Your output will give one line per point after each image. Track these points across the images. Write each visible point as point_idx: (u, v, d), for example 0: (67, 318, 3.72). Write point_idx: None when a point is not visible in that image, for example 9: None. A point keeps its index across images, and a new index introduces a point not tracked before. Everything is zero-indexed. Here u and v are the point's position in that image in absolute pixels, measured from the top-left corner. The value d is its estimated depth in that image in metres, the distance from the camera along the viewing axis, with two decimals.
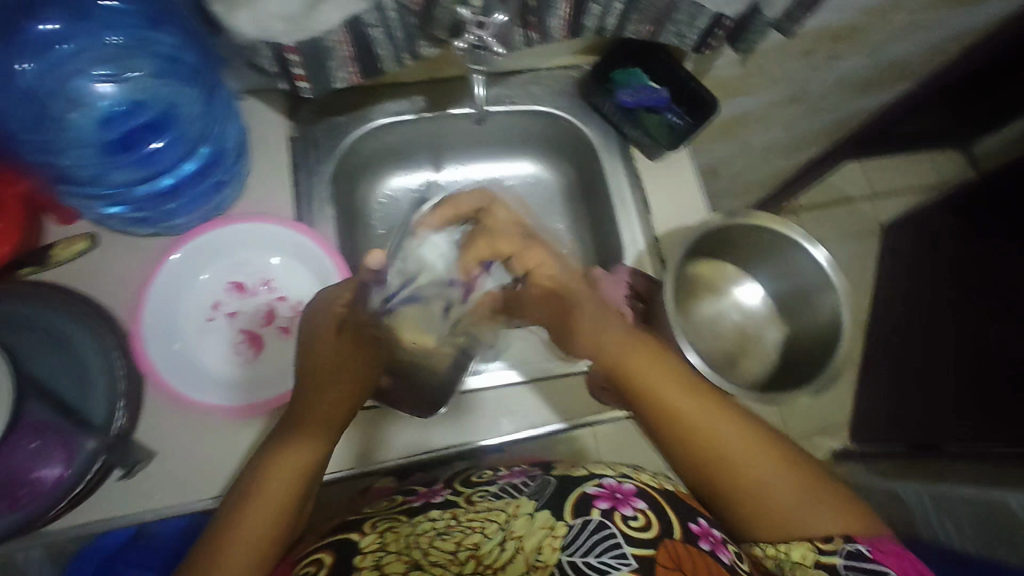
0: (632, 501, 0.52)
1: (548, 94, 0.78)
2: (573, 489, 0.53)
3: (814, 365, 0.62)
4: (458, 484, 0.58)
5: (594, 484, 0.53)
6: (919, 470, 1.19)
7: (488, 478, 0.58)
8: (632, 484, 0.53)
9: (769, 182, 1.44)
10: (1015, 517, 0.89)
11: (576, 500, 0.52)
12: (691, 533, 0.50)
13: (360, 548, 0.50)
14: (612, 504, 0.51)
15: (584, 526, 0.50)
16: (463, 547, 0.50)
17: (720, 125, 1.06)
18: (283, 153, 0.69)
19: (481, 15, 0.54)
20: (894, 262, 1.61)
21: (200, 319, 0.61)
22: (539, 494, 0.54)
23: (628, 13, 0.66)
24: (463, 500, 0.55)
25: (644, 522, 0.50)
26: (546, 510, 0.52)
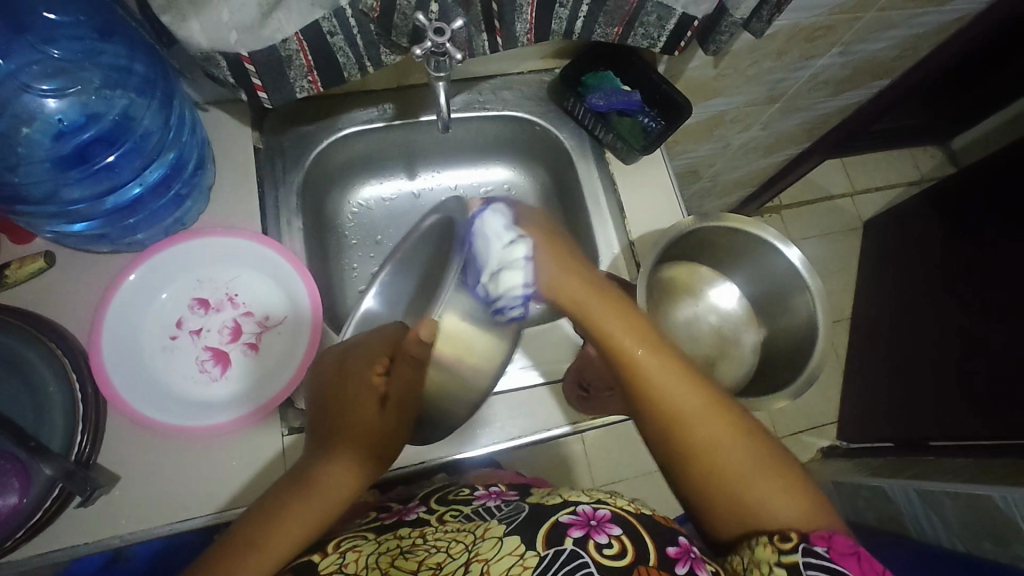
0: (606, 527, 0.49)
1: (520, 99, 0.77)
2: (548, 519, 0.51)
3: (792, 368, 0.62)
4: (434, 501, 0.59)
5: (568, 513, 0.51)
6: (906, 467, 1.19)
7: (466, 497, 0.58)
8: (606, 511, 0.51)
9: (749, 180, 1.44)
10: (1000, 512, 0.89)
11: (549, 529, 0.49)
12: (667, 556, 0.47)
13: (319, 567, 0.48)
14: (586, 530, 0.48)
15: (557, 556, 0.47)
16: (425, 566, 0.48)
17: (698, 126, 1.06)
18: (249, 165, 0.67)
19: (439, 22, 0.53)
20: (877, 258, 1.62)
21: (163, 338, 0.59)
22: (510, 519, 0.52)
23: (594, 15, 0.65)
24: (434, 519, 0.55)
25: (618, 548, 0.47)
26: (515, 537, 0.49)
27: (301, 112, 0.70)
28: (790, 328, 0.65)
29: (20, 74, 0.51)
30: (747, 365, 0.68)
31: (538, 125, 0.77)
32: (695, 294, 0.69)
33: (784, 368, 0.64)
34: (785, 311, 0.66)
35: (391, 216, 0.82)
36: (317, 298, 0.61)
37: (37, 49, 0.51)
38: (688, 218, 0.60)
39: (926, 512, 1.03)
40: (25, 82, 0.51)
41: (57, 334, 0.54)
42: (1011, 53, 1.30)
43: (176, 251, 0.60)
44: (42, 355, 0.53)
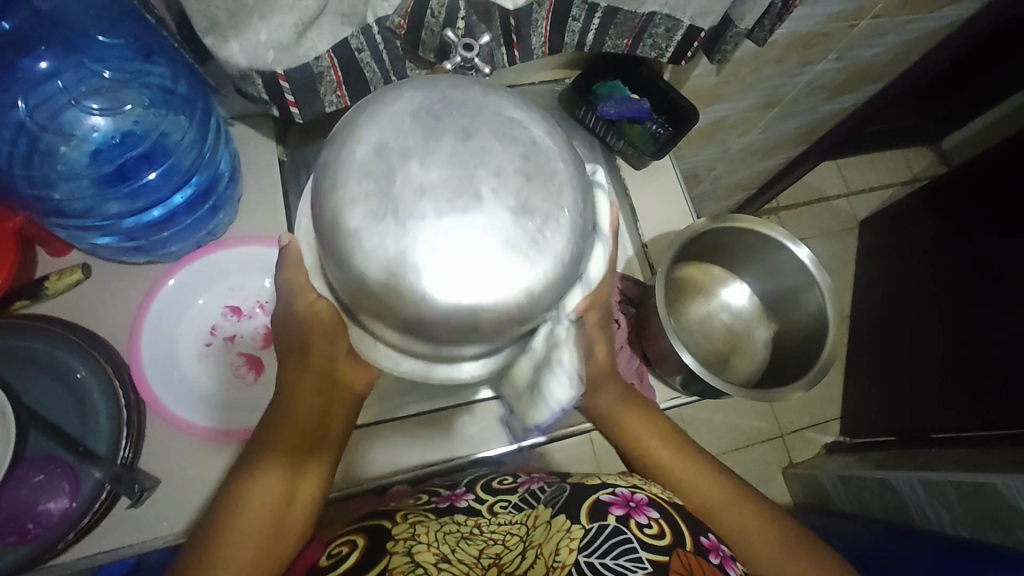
0: (646, 510, 0.55)
1: (533, 108, 0.80)
2: (586, 497, 0.56)
3: (804, 361, 0.64)
4: (480, 489, 0.61)
5: (607, 492, 0.56)
6: (909, 459, 1.22)
7: (510, 486, 0.61)
8: (643, 494, 0.57)
9: (749, 183, 1.48)
10: (1002, 499, 0.92)
11: (591, 505, 0.55)
12: (701, 548, 0.53)
13: (392, 535, 0.54)
14: (626, 511, 0.54)
15: (600, 530, 0.53)
16: (486, 555, 0.54)
17: (700, 131, 1.09)
18: (274, 176, 0.69)
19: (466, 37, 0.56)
20: (873, 257, 1.65)
21: (198, 345, 0.60)
22: (555, 501, 0.58)
23: (606, 28, 0.68)
24: (487, 509, 0.59)
25: (658, 530, 0.53)
26: (562, 515, 0.55)
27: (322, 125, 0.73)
28: (799, 323, 0.68)
29: (73, 91, 0.55)
30: (759, 360, 0.71)
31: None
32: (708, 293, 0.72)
33: (796, 361, 0.66)
34: (794, 306, 0.69)
35: None
36: None
37: (89, 68, 0.54)
38: (703, 219, 0.62)
39: (931, 502, 1.06)
40: (76, 98, 0.55)
41: (100, 343, 0.56)
42: (996, 55, 1.35)
43: (214, 259, 0.63)
44: (86, 364, 0.55)
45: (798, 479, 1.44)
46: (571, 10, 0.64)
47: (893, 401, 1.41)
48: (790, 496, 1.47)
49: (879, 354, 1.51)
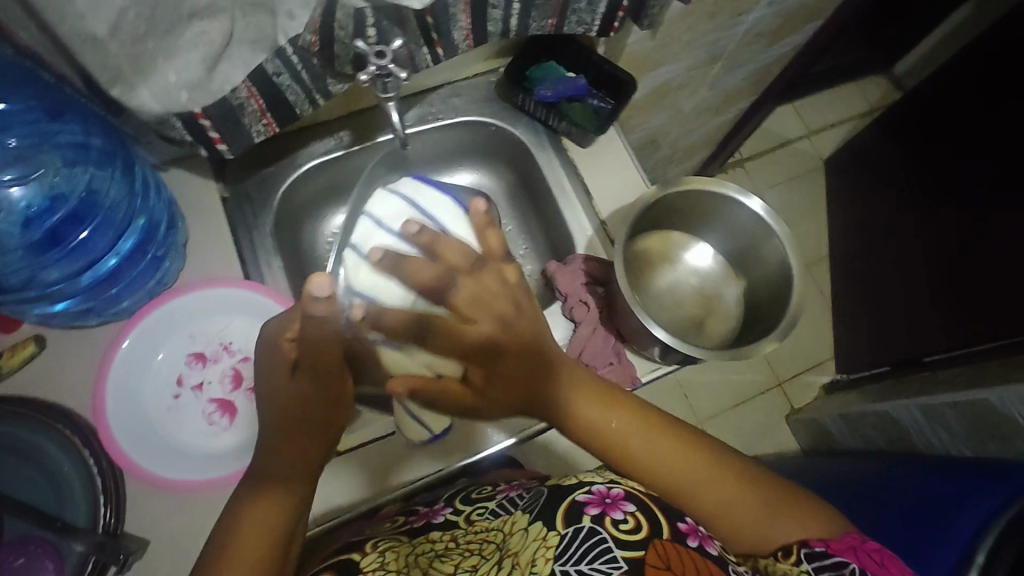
0: (622, 505, 0.54)
1: (471, 103, 0.79)
2: (564, 499, 0.55)
3: (776, 312, 0.64)
4: (458, 501, 0.65)
5: (583, 492, 0.55)
6: (906, 386, 1.23)
7: (488, 494, 0.64)
8: (620, 489, 0.55)
9: (708, 140, 1.47)
10: (998, 412, 0.93)
11: (567, 506, 0.54)
12: (679, 532, 0.53)
13: (362, 566, 0.57)
14: (601, 510, 0.53)
15: (575, 534, 0.51)
16: (461, 568, 0.56)
17: (647, 97, 1.08)
18: (218, 215, 0.68)
19: (377, 45, 0.54)
20: (844, 193, 1.66)
21: (167, 398, 0.60)
22: (533, 506, 0.57)
23: (527, 11, 0.67)
24: (463, 521, 0.61)
25: (634, 525, 0.52)
26: (538, 522, 0.54)
27: (262, 153, 0.72)
28: (765, 276, 0.68)
29: None
30: (733, 321, 0.71)
31: (492, 125, 0.79)
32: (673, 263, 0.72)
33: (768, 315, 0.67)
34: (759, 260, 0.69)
35: None
36: None
37: None
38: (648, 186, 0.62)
39: (931, 425, 1.07)
40: None
41: (64, 415, 0.55)
42: None
43: (166, 309, 0.61)
44: (53, 438, 0.54)
45: (802, 424, 1.45)
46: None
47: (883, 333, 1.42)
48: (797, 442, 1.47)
49: (862, 289, 1.52)
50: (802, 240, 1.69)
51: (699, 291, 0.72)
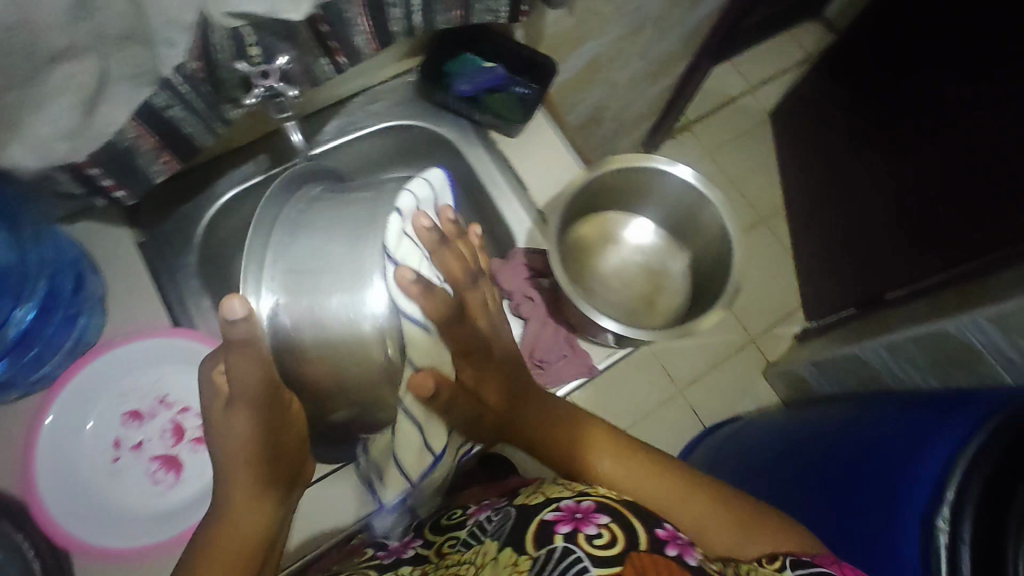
0: (593, 519, 0.52)
1: (392, 108, 0.76)
2: (534, 520, 0.56)
3: (720, 280, 0.64)
4: (429, 532, 0.70)
5: (552, 510, 0.56)
6: (871, 326, 1.24)
7: (459, 522, 0.68)
8: (589, 501, 0.56)
9: (649, 110, 1.47)
10: (958, 341, 0.94)
11: (537, 530, 0.54)
12: (657, 541, 0.51)
13: None
14: (572, 526, 0.53)
15: (547, 555, 0.49)
16: None
17: (578, 75, 1.06)
18: (138, 262, 0.65)
19: (262, 65, 0.53)
20: (792, 143, 1.66)
21: (105, 464, 0.57)
22: (501, 530, 0.59)
23: (430, 5, 0.64)
24: (432, 556, 0.65)
25: (608, 538, 0.51)
26: (507, 548, 0.55)
27: (177, 191, 0.68)
28: (706, 244, 0.67)
29: None
30: (680, 293, 0.71)
31: (416, 127, 0.76)
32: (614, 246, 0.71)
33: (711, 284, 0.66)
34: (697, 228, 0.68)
35: None
36: None
37: None
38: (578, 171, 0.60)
39: (898, 362, 1.09)
40: None
41: None
42: None
43: (92, 370, 0.58)
44: None
45: (780, 377, 1.46)
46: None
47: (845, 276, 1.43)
48: (778, 395, 1.49)
49: (820, 235, 1.53)
50: (757, 196, 1.70)
51: (644, 268, 0.71)
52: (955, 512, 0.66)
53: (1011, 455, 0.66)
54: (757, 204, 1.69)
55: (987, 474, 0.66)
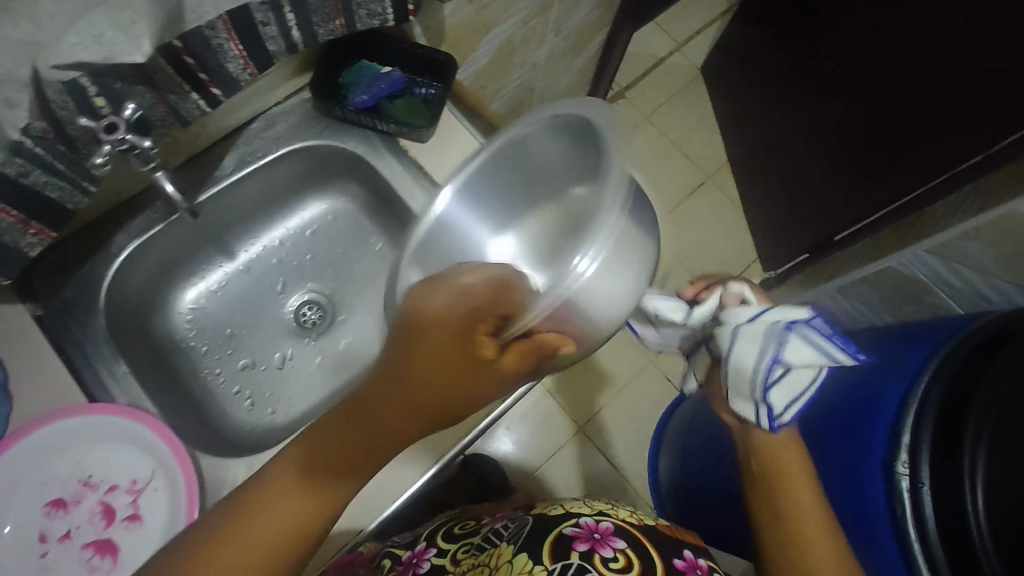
0: (611, 543, 0.62)
1: (292, 129, 0.71)
2: (553, 533, 0.66)
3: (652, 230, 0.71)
4: (443, 540, 0.75)
5: (574, 527, 0.65)
6: (824, 269, 1.25)
7: (472, 531, 0.75)
8: (608, 523, 0.65)
9: (578, 83, 1.44)
10: (903, 276, 0.95)
11: (556, 542, 0.64)
12: (673, 567, 0.61)
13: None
14: (590, 545, 0.62)
15: (566, 569, 0.61)
16: None
17: (493, 61, 1.02)
18: (38, 338, 0.60)
19: (104, 118, 0.48)
20: (727, 95, 1.65)
21: (32, 561, 0.53)
22: (517, 538, 0.68)
23: (307, 18, 0.59)
24: (450, 561, 0.71)
25: (623, 562, 0.60)
26: (523, 556, 0.63)
27: (73, 255, 0.64)
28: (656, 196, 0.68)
29: None
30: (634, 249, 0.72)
31: (320, 146, 0.72)
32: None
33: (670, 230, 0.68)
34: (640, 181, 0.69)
35: (229, 305, 0.76)
36: (174, 438, 0.56)
37: None
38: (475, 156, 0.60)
39: (852, 303, 1.10)
40: None
41: None
42: None
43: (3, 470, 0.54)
44: None
45: None
46: (254, 17, 0.55)
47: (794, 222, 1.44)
48: None
49: (767, 184, 1.53)
50: (699, 154, 1.69)
51: None
52: (913, 453, 0.64)
53: (960, 385, 0.65)
54: (700, 161, 1.68)
55: (939, 407, 0.65)
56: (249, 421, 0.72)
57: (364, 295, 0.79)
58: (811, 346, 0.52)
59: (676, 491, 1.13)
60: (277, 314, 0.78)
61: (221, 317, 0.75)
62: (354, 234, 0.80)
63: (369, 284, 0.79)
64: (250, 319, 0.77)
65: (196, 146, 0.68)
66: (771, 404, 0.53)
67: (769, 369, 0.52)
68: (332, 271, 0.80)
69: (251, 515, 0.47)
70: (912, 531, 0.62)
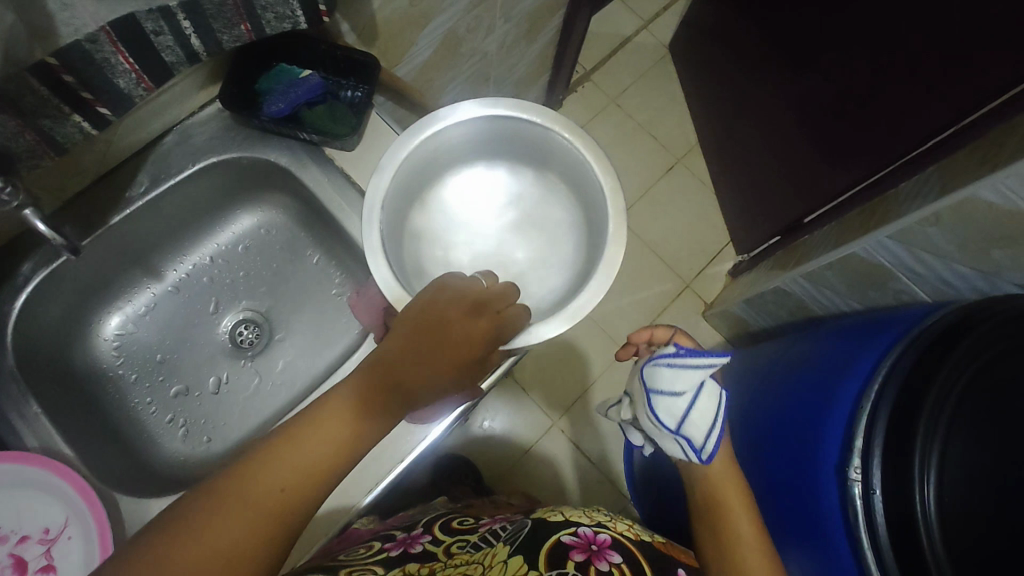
0: (607, 555, 0.56)
1: (207, 141, 0.67)
2: (548, 539, 0.59)
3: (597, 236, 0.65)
4: (437, 532, 0.66)
5: (570, 535, 0.59)
6: (793, 253, 1.23)
7: (472, 529, 0.68)
8: (605, 535, 0.60)
9: (537, 69, 1.39)
10: (867, 262, 0.92)
11: (554, 547, 0.57)
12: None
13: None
14: (587, 556, 0.56)
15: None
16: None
17: (438, 53, 0.97)
18: None
19: None
20: (696, 75, 1.60)
21: None
22: (513, 540, 0.61)
23: (205, 26, 0.54)
24: (443, 552, 0.61)
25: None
26: (517, 555, 0.56)
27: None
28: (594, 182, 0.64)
29: None
30: (570, 240, 0.69)
31: (240, 158, 0.68)
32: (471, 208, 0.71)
33: (599, 218, 0.65)
34: (576, 170, 0.67)
35: (159, 329, 0.73)
36: (86, 485, 0.53)
37: None
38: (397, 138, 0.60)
39: (819, 290, 1.07)
40: None
41: None
42: None
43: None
44: None
45: (719, 317, 1.44)
46: (141, 25, 0.50)
47: (765, 204, 1.40)
48: (720, 334, 1.48)
49: (737, 166, 1.49)
50: (668, 135, 1.64)
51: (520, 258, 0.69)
52: (864, 460, 0.62)
53: (913, 379, 0.62)
54: (670, 144, 1.64)
55: (891, 410, 0.62)
56: (182, 450, 0.69)
57: (301, 311, 0.76)
58: (685, 371, 0.66)
59: (647, 486, 1.12)
60: (210, 336, 0.74)
61: (151, 342, 0.72)
62: (288, 247, 0.76)
63: (305, 298, 0.76)
64: (182, 343, 0.73)
65: (103, 165, 0.64)
66: (688, 436, 0.64)
67: (686, 415, 0.65)
68: (266, 287, 0.76)
69: (211, 510, 0.41)
70: (862, 528, 0.61)
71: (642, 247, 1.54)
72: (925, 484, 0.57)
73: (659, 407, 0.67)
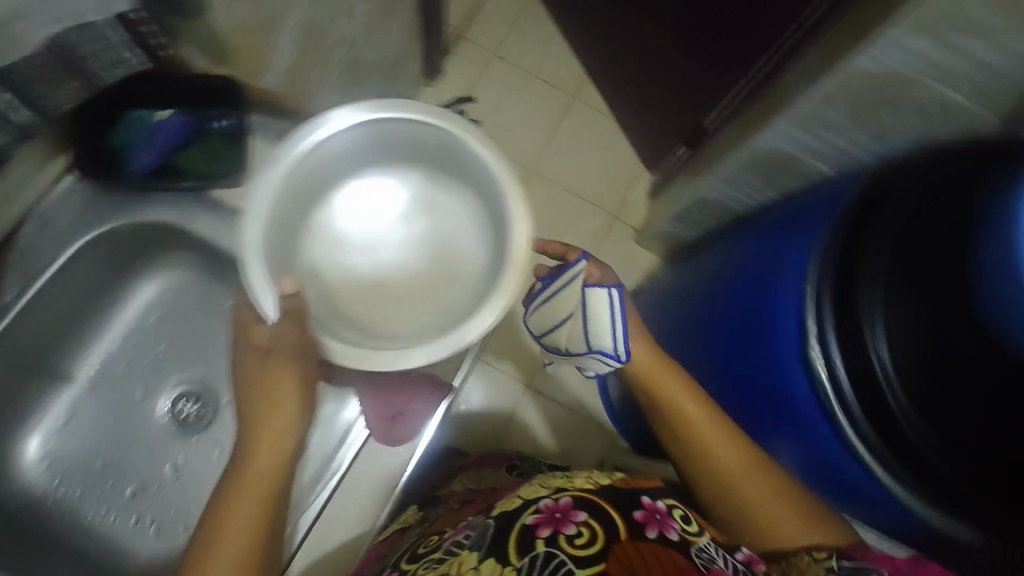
0: (571, 518, 0.56)
1: (87, 223, 0.69)
2: (515, 524, 0.57)
3: (500, 255, 0.59)
4: (404, 563, 0.61)
5: (531, 514, 0.58)
6: (703, 160, 1.25)
7: (433, 545, 0.61)
8: (566, 499, 0.59)
9: (407, 40, 1.32)
10: (773, 153, 0.96)
11: (517, 535, 0.55)
12: (636, 525, 0.56)
13: None
14: (552, 528, 0.55)
15: (531, 563, 0.52)
16: None
17: (300, 49, 0.89)
18: None
19: None
20: (567, 5, 1.57)
21: None
22: (478, 544, 0.56)
23: None
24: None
25: (588, 535, 0.54)
26: (489, 559, 0.54)
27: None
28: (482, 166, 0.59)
29: None
30: (478, 246, 0.66)
31: (146, 224, 0.72)
32: (376, 234, 0.67)
33: (501, 224, 0.60)
34: (489, 190, 0.61)
35: (87, 435, 0.77)
36: None
37: None
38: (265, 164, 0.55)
39: (736, 190, 1.11)
40: None
41: None
42: None
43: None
44: None
45: (651, 239, 1.47)
46: None
47: (665, 119, 1.42)
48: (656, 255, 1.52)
49: (630, 87, 1.49)
50: (557, 74, 1.62)
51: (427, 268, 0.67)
52: (823, 339, 0.65)
53: (847, 253, 0.65)
54: (562, 84, 1.61)
55: (833, 287, 0.65)
56: (158, 548, 0.76)
57: (214, 365, 0.80)
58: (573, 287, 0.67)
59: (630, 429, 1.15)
60: (145, 422, 0.79)
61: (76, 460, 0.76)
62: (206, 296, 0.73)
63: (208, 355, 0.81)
64: (118, 442, 0.78)
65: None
66: (601, 349, 0.66)
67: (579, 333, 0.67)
68: (210, 349, 0.79)
69: None
70: (834, 402, 0.64)
71: (563, 193, 1.54)
72: (878, 345, 0.62)
73: (560, 331, 0.69)
